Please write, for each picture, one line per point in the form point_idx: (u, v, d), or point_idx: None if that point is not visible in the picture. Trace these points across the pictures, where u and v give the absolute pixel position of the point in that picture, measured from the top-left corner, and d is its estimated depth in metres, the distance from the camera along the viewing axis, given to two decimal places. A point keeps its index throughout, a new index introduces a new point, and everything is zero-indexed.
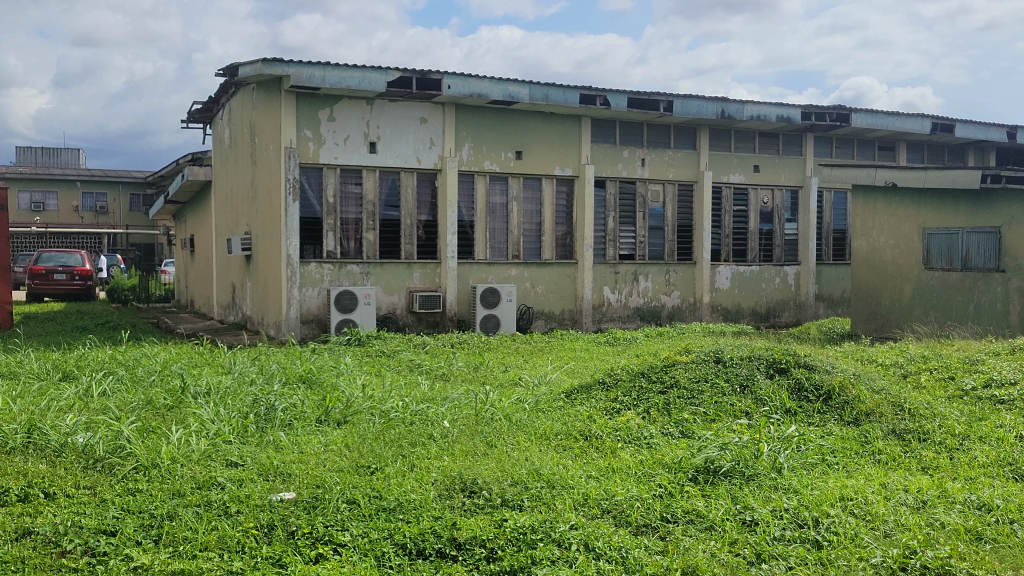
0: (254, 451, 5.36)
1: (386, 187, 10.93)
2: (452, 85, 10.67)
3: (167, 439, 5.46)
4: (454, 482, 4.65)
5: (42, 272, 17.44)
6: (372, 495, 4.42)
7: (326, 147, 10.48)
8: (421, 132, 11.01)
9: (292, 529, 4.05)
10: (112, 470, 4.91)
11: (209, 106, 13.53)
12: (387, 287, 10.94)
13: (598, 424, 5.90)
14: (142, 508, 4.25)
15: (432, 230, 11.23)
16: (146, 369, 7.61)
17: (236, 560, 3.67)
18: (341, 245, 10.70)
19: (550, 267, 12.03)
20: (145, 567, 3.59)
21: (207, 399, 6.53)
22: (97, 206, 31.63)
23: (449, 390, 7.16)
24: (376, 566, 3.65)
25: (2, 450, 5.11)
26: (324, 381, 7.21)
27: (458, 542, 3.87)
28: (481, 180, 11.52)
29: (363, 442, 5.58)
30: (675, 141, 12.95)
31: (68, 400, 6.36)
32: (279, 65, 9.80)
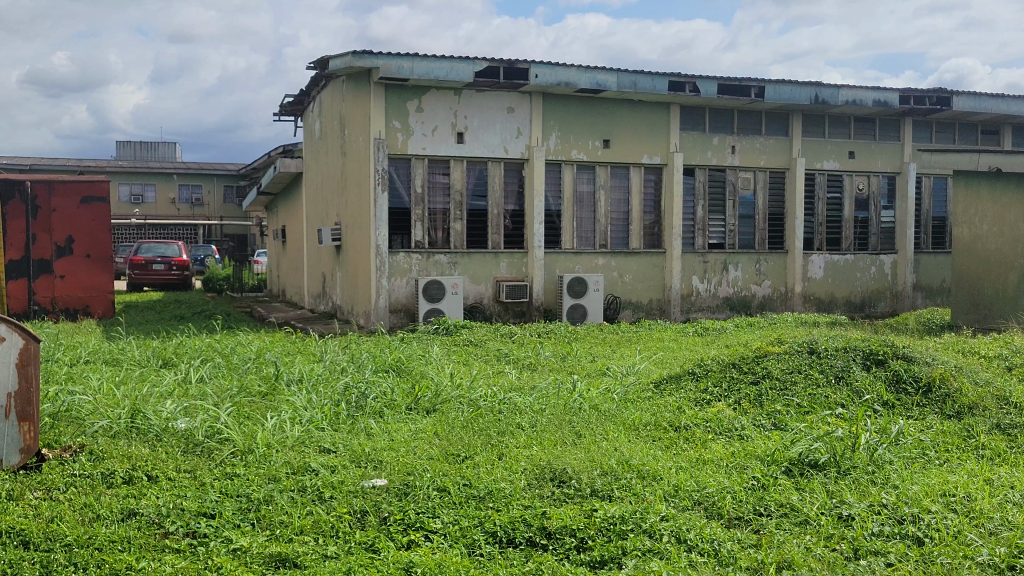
0: (346, 438, 5.45)
1: (473, 177, 10.98)
2: (539, 75, 10.66)
3: (262, 426, 5.59)
4: (543, 472, 4.65)
5: (141, 263, 18.06)
6: (462, 483, 4.45)
7: (415, 138, 10.58)
8: (509, 122, 11.02)
9: (384, 515, 4.10)
10: (210, 455, 5.06)
11: (300, 99, 13.78)
12: (474, 277, 11.00)
13: (688, 414, 5.83)
14: (239, 492, 4.36)
15: (519, 220, 11.24)
16: (241, 357, 7.80)
17: (331, 545, 3.73)
18: (429, 235, 10.80)
19: (638, 257, 11.94)
20: (243, 549, 3.68)
21: (299, 387, 6.68)
22: (192, 198, 32.60)
23: (537, 380, 7.17)
24: (466, 553, 3.68)
25: (107, 435, 5.29)
26: (412, 370, 7.30)
27: (548, 532, 3.87)
28: (568, 170, 11.49)
29: (452, 431, 5.62)
30: (767, 128, 12.71)
31: (167, 386, 6.56)
32: (368, 57, 9.93)
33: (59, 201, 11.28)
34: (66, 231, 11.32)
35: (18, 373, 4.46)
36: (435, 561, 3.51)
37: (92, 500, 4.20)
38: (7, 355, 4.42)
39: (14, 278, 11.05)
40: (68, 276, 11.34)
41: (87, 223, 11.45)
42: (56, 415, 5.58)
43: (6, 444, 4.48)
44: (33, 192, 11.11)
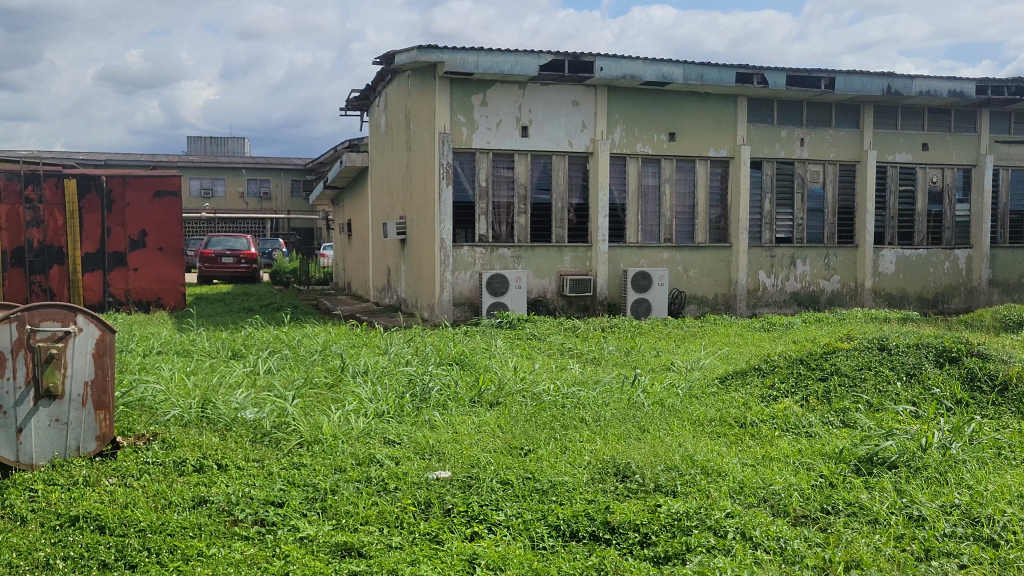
0: (410, 430, 5.50)
1: (537, 171, 10.97)
2: (604, 68, 10.62)
3: (328, 417, 5.67)
4: (607, 466, 4.63)
5: (211, 256, 18.43)
6: (525, 477, 4.46)
7: (479, 132, 10.60)
8: (574, 115, 10.99)
9: (448, 507, 4.12)
10: (278, 445, 5.14)
11: (366, 93, 13.91)
12: (538, 270, 11.01)
13: (753, 411, 5.76)
14: (306, 481, 4.43)
15: (583, 213, 11.21)
16: (308, 349, 7.92)
17: (395, 536, 3.76)
18: (493, 229, 10.82)
19: (703, 251, 11.82)
20: (310, 538, 3.73)
21: (364, 378, 6.76)
22: (260, 192, 33.17)
23: (601, 374, 7.15)
24: (529, 547, 3.69)
25: (178, 424, 5.41)
26: (476, 363, 7.32)
27: (611, 526, 3.86)
28: (633, 163, 11.42)
29: (516, 424, 5.63)
30: (836, 120, 12.47)
31: (237, 376, 6.69)
32: (434, 52, 9.97)
33: (133, 196, 11.51)
34: (139, 225, 11.60)
35: (95, 363, 4.60)
36: (498, 554, 3.52)
37: (165, 487, 4.30)
38: (85, 345, 4.56)
39: (89, 271, 11.39)
40: (141, 269, 11.65)
41: (160, 216, 11.70)
42: (130, 405, 5.71)
43: (83, 431, 4.61)
44: (108, 187, 11.35)
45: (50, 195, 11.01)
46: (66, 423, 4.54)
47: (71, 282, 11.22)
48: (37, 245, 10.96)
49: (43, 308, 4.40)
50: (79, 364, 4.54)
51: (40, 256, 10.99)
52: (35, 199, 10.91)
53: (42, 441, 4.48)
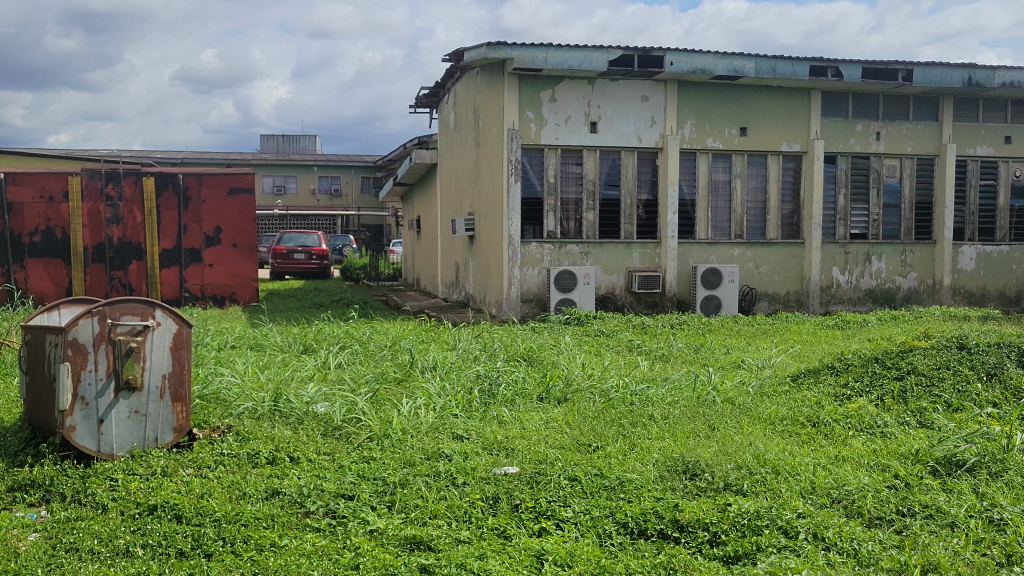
0: (478, 425, 5.52)
1: (607, 167, 10.93)
2: (675, 62, 10.53)
3: (398, 411, 5.73)
4: (676, 464, 4.60)
5: (284, 252, 18.76)
6: (593, 473, 4.44)
7: (548, 128, 10.60)
8: (643, 110, 10.91)
9: (516, 503, 4.13)
10: (348, 438, 5.21)
11: (436, 90, 14.00)
12: (607, 267, 10.96)
13: (827, 410, 5.65)
14: (376, 475, 4.47)
15: (652, 209, 11.12)
16: (377, 344, 8.01)
17: (463, 530, 3.78)
18: (562, 225, 10.81)
19: (775, 247, 11.64)
20: (379, 530, 3.77)
21: (433, 373, 6.81)
22: (332, 188, 33.67)
23: (670, 371, 7.09)
24: (597, 543, 3.68)
25: (252, 416, 5.52)
26: (544, 360, 7.32)
27: (680, 525, 3.82)
28: (703, 158, 11.29)
29: (584, 421, 5.61)
30: (914, 113, 12.18)
31: (308, 371, 6.79)
32: (503, 49, 9.99)
33: (208, 193, 11.75)
34: (215, 222, 11.82)
35: (172, 356, 4.75)
36: (566, 550, 3.51)
37: (239, 478, 4.38)
38: (164, 339, 4.70)
39: (167, 266, 11.67)
40: (216, 265, 11.86)
41: (234, 213, 11.89)
42: (206, 397, 5.85)
43: (162, 423, 4.73)
44: (185, 185, 11.62)
45: (129, 192, 11.41)
46: (145, 415, 4.67)
47: (150, 277, 11.56)
48: (117, 241, 11.41)
49: (123, 302, 4.54)
50: (158, 357, 4.69)
51: (120, 252, 11.44)
52: (115, 197, 11.38)
53: (122, 432, 4.60)
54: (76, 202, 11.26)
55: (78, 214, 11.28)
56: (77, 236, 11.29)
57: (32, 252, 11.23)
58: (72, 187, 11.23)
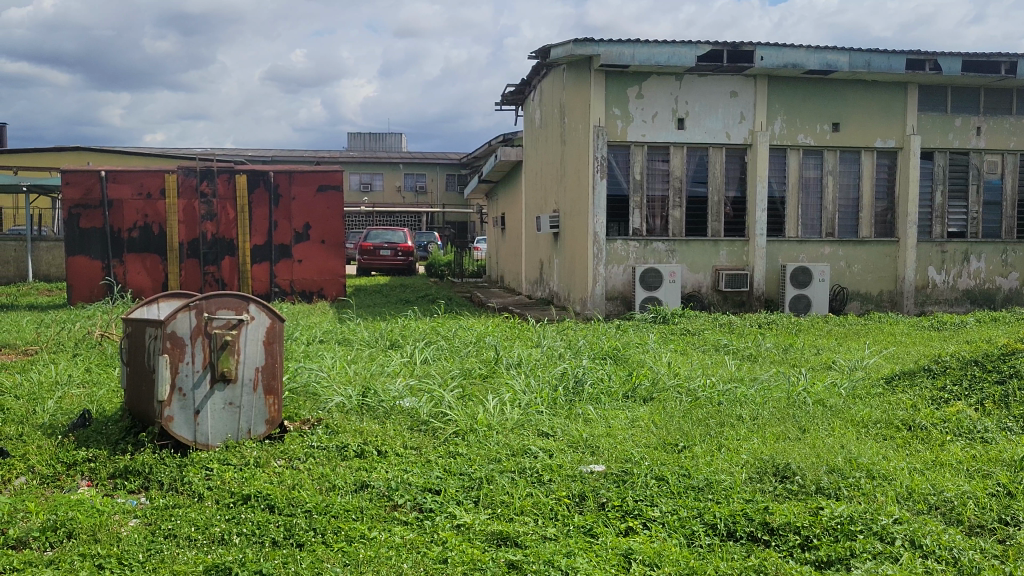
0: (564, 423, 5.51)
1: (694, 163, 10.80)
2: (765, 57, 10.33)
3: (484, 407, 5.77)
4: (766, 466, 4.52)
5: (370, 249, 19.04)
6: (680, 473, 4.40)
7: (634, 125, 10.53)
8: (732, 106, 10.75)
9: (602, 501, 4.11)
10: (435, 433, 5.26)
11: (521, 87, 14.02)
12: (693, 265, 10.85)
13: (923, 413, 5.49)
14: (463, 470, 4.50)
15: (740, 207, 10.96)
16: (462, 340, 8.06)
17: (550, 527, 3.78)
18: (647, 222, 10.74)
19: (868, 245, 11.36)
20: (466, 525, 3.80)
21: (518, 370, 6.83)
22: (417, 185, 34.04)
23: (758, 371, 6.98)
24: (685, 544, 3.65)
25: (341, 410, 5.61)
26: (629, 358, 7.27)
27: (771, 527, 3.76)
28: (794, 155, 11.08)
29: (671, 420, 5.56)
30: (1018, 107, 11.76)
31: (395, 366, 6.88)
32: (590, 45, 10.00)
33: (298, 190, 11.94)
34: (304, 218, 12.00)
35: (265, 350, 4.86)
36: (654, 549, 3.49)
37: (329, 470, 4.46)
38: (258, 333, 4.80)
39: (258, 262, 11.93)
40: (305, 261, 12.05)
41: (323, 210, 12.05)
42: (296, 390, 5.98)
43: (254, 415, 4.84)
44: (275, 182, 11.85)
45: (222, 190, 11.73)
46: (239, 407, 4.78)
47: (241, 272, 11.85)
48: (210, 237, 11.75)
49: (219, 297, 4.66)
50: (252, 351, 4.79)
51: (213, 248, 11.77)
52: (209, 194, 11.71)
53: (217, 424, 4.72)
54: (172, 199, 11.64)
55: (174, 211, 11.66)
56: (173, 232, 11.67)
57: (130, 248, 11.64)
58: (169, 184, 11.63)
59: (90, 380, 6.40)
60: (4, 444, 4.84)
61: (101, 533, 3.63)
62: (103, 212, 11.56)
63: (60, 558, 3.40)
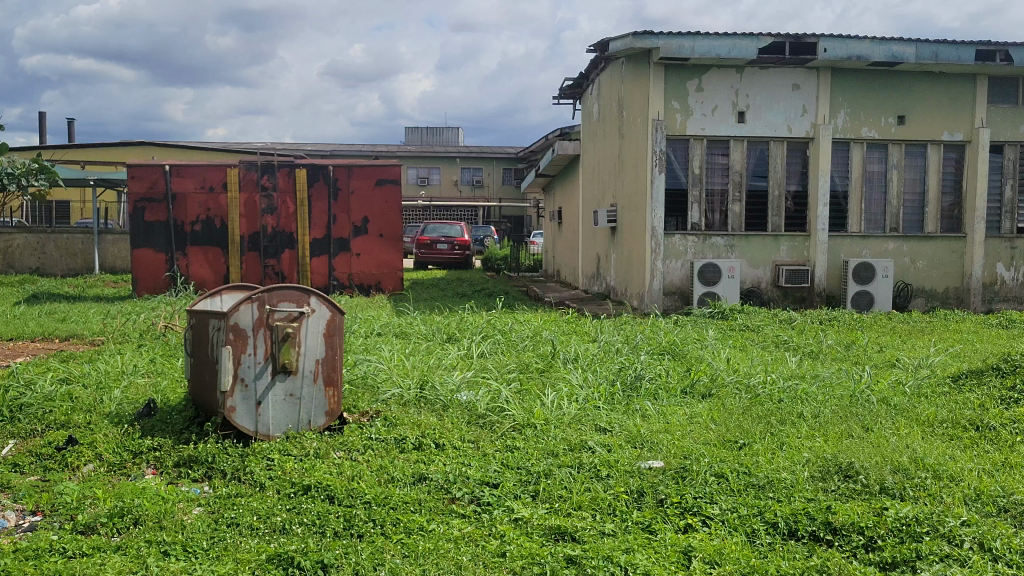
0: (621, 418, 5.49)
1: (754, 157, 10.67)
2: (828, 49, 10.19)
3: (541, 401, 5.76)
4: (829, 465, 4.44)
5: (427, 242, 19.14)
6: (740, 471, 4.36)
7: (694, 118, 10.43)
8: (794, 98, 10.59)
9: (661, 497, 4.08)
10: (492, 427, 5.26)
11: (579, 81, 13.98)
12: (752, 260, 10.72)
13: (991, 414, 5.36)
14: (520, 464, 4.51)
15: (802, 201, 10.80)
16: (519, 334, 8.06)
17: (608, 523, 3.76)
18: (706, 217, 10.63)
19: (933, 241, 11.11)
20: (524, 519, 3.80)
21: (575, 365, 6.81)
22: (474, 179, 34.12)
23: (820, 368, 6.88)
24: (746, 542, 3.60)
25: (399, 403, 5.65)
26: (688, 353, 7.21)
27: (833, 527, 3.70)
28: (858, 148, 10.88)
29: (730, 417, 5.51)
30: None
31: (452, 359, 6.91)
32: (650, 38, 9.91)
33: (357, 184, 12.05)
34: (362, 212, 12.10)
35: (325, 342, 4.91)
36: (714, 547, 3.45)
37: (388, 462, 4.49)
38: (318, 325, 4.86)
39: (317, 255, 12.08)
40: (363, 254, 12.17)
41: (381, 204, 12.14)
42: (355, 382, 6.03)
43: (314, 407, 4.90)
44: (335, 176, 11.97)
45: (283, 183, 11.87)
46: (300, 398, 4.84)
47: (300, 265, 12.01)
48: (271, 231, 11.91)
49: (281, 289, 4.71)
50: (313, 343, 4.85)
51: (274, 241, 11.93)
52: (270, 188, 11.86)
53: (278, 414, 4.78)
54: (234, 192, 11.81)
55: (236, 204, 11.83)
56: (235, 226, 11.85)
57: (193, 241, 11.85)
58: (230, 178, 11.78)
59: (154, 370, 6.54)
60: (74, 432, 4.96)
61: (166, 521, 3.69)
62: (167, 205, 11.76)
63: (127, 544, 3.47)
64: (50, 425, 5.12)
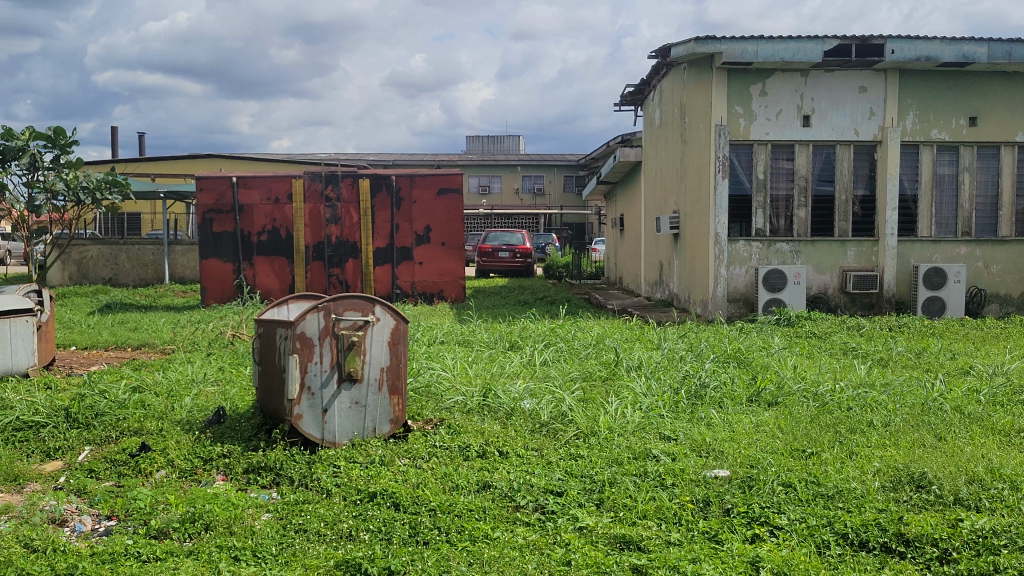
0: (686, 426, 5.43)
1: (820, 161, 10.51)
2: (896, 50, 9.99)
3: (605, 409, 5.74)
4: (900, 474, 4.35)
5: (489, 251, 19.21)
6: (809, 480, 4.28)
7: (758, 122, 10.32)
8: (861, 101, 10.41)
9: (728, 507, 4.02)
10: (556, 435, 5.26)
11: (641, 87, 13.91)
12: (819, 266, 10.55)
13: None
14: (584, 473, 4.49)
15: (869, 205, 10.60)
16: (582, 342, 8.04)
17: (674, 532, 3.73)
18: (771, 222, 10.51)
19: (1008, 245, 10.83)
20: (589, 528, 3.79)
21: (638, 373, 6.77)
22: (535, 187, 34.23)
23: (890, 376, 6.74)
24: (816, 553, 3.54)
25: (463, 410, 5.68)
26: (753, 361, 7.13)
27: (906, 538, 3.61)
28: (927, 151, 10.65)
29: (797, 426, 5.42)
30: None
31: (515, 367, 6.92)
32: (712, 42, 9.85)
33: (420, 193, 12.13)
34: (425, 221, 12.18)
35: (390, 351, 4.94)
36: (782, 558, 3.40)
37: (452, 470, 4.51)
38: (383, 333, 4.89)
39: (380, 264, 12.20)
40: (426, 263, 12.25)
41: (444, 213, 12.20)
42: (419, 390, 6.08)
43: (380, 414, 4.94)
44: (398, 186, 12.07)
45: (347, 194, 12.02)
46: (365, 406, 4.89)
47: (364, 274, 12.15)
48: (335, 240, 12.06)
49: (347, 298, 4.75)
50: (378, 351, 4.89)
51: (338, 250, 12.08)
52: (334, 198, 12.01)
53: (344, 421, 4.84)
54: (299, 203, 11.99)
55: (301, 214, 12.01)
56: (300, 236, 12.03)
57: (260, 251, 12.06)
58: (296, 189, 11.97)
59: (223, 378, 6.66)
60: (147, 439, 5.08)
61: (237, 526, 3.76)
62: (235, 216, 11.99)
63: (199, 549, 3.53)
64: (124, 432, 5.25)
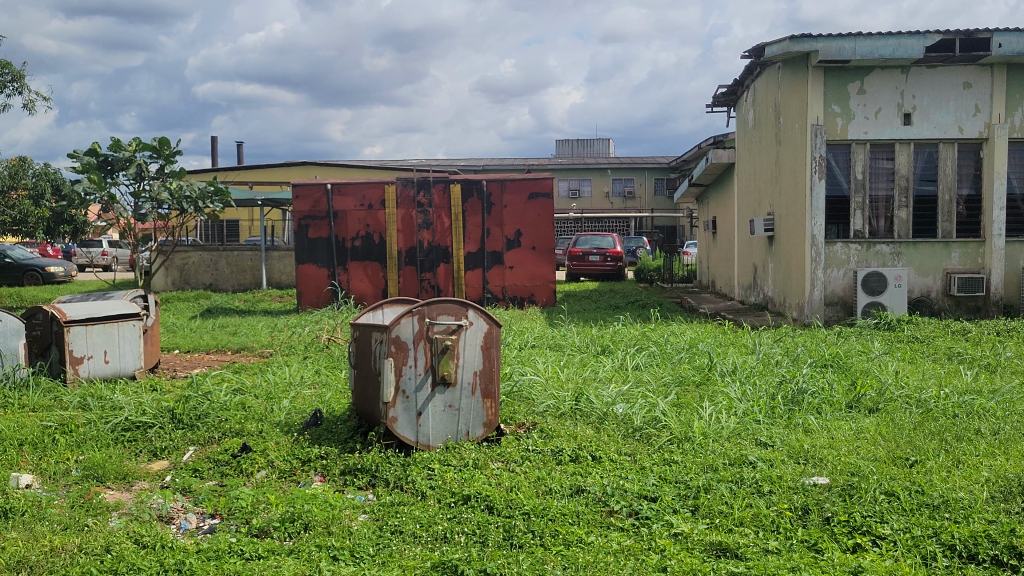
0: (783, 432, 5.33)
1: (922, 160, 10.21)
2: (1003, 44, 9.63)
3: (700, 414, 5.67)
4: (1010, 484, 4.19)
5: (579, 254, 19.19)
6: (913, 489, 4.15)
7: (856, 122, 10.07)
8: (966, 97, 10.06)
9: (828, 516, 3.93)
10: (649, 440, 5.21)
11: (733, 87, 13.71)
12: (921, 268, 10.23)
13: None
14: (679, 478, 4.44)
15: (974, 205, 10.24)
16: (675, 347, 7.95)
17: (772, 540, 3.65)
18: (870, 224, 10.26)
19: None
20: (684, 534, 3.74)
21: (733, 377, 6.66)
22: (625, 191, 34.05)
23: (998, 382, 6.49)
24: (921, 565, 3.43)
25: (555, 414, 5.69)
26: (853, 366, 6.96)
27: (1019, 551, 3.46)
28: None
29: (899, 433, 5.26)
30: None
31: (608, 372, 6.88)
32: (807, 41, 9.69)
33: (510, 198, 12.17)
34: (515, 225, 12.23)
35: (483, 354, 4.97)
36: (886, 568, 3.30)
37: (545, 474, 4.51)
38: (475, 338, 4.93)
39: (471, 268, 12.31)
40: (516, 267, 12.31)
41: (534, 217, 12.22)
42: (511, 394, 6.10)
43: (472, 417, 4.98)
44: (488, 190, 12.12)
45: (438, 200, 12.16)
46: (458, 409, 4.93)
47: (456, 278, 12.29)
48: (427, 245, 12.23)
49: (439, 302, 4.80)
50: (470, 355, 4.93)
51: (429, 255, 12.24)
52: (426, 204, 12.17)
53: (438, 425, 4.89)
54: (392, 209, 12.16)
55: (393, 220, 12.18)
56: (393, 241, 12.20)
57: (354, 256, 12.27)
58: (389, 195, 12.15)
59: (320, 381, 6.79)
60: (248, 440, 5.21)
61: (335, 526, 3.83)
62: (329, 223, 12.22)
63: (299, 549, 3.61)
64: (226, 433, 5.40)
